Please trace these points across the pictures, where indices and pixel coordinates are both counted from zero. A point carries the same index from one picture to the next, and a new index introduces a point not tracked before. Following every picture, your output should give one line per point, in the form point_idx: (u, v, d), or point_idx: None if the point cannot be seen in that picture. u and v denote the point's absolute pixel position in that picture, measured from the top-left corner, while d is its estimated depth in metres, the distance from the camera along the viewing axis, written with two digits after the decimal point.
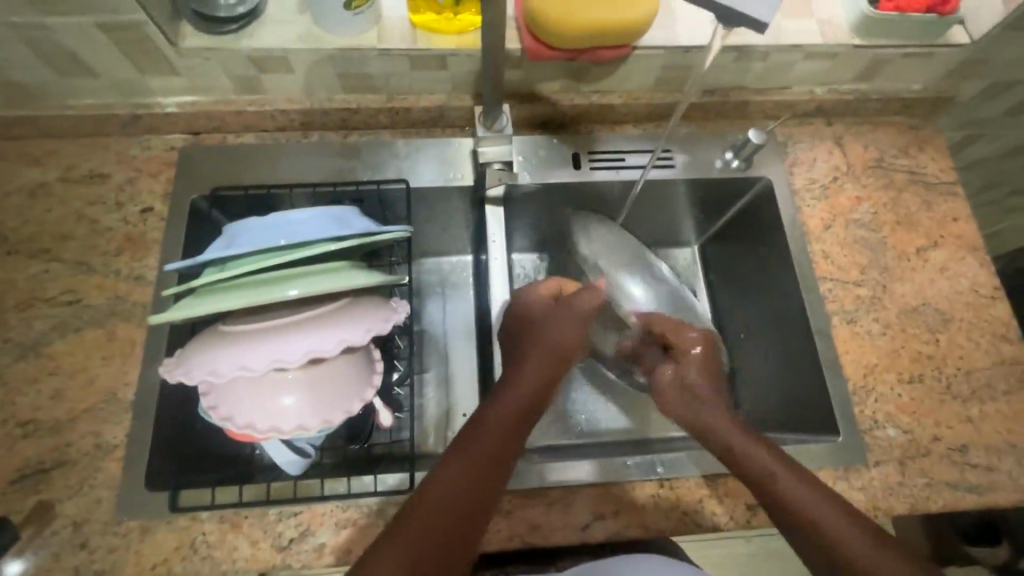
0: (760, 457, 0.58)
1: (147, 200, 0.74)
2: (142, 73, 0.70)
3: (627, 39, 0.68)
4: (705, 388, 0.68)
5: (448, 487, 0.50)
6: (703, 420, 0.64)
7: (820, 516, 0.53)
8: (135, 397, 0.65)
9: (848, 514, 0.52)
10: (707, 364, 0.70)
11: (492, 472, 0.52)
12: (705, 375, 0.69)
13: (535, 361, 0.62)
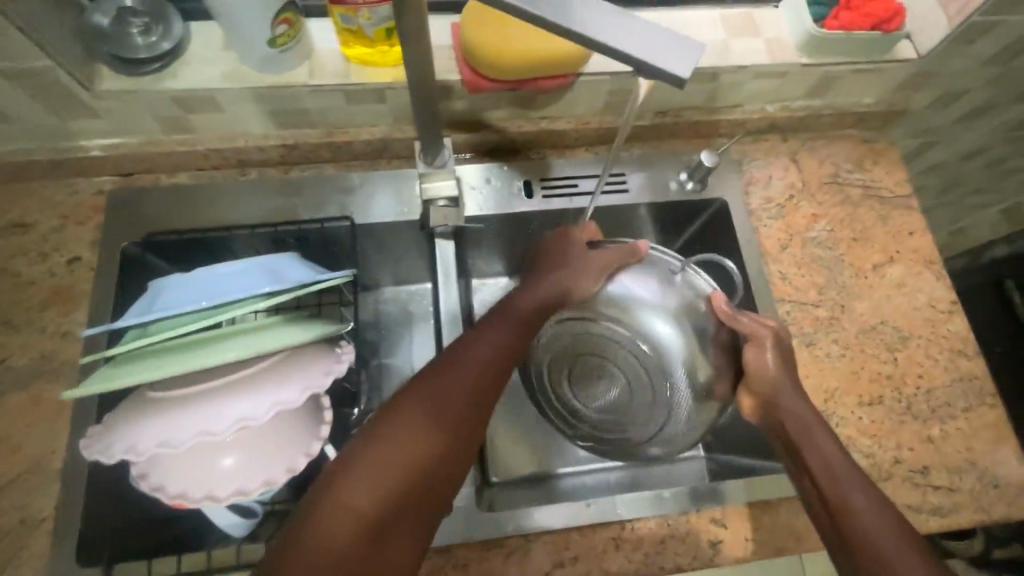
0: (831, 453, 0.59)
1: (74, 250, 0.70)
2: (59, 118, 0.65)
3: (570, 68, 0.66)
4: (785, 384, 0.63)
5: (417, 430, 0.52)
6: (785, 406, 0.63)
7: (887, 535, 0.53)
8: (65, 465, 0.61)
9: (914, 541, 0.53)
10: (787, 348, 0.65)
11: (465, 415, 0.54)
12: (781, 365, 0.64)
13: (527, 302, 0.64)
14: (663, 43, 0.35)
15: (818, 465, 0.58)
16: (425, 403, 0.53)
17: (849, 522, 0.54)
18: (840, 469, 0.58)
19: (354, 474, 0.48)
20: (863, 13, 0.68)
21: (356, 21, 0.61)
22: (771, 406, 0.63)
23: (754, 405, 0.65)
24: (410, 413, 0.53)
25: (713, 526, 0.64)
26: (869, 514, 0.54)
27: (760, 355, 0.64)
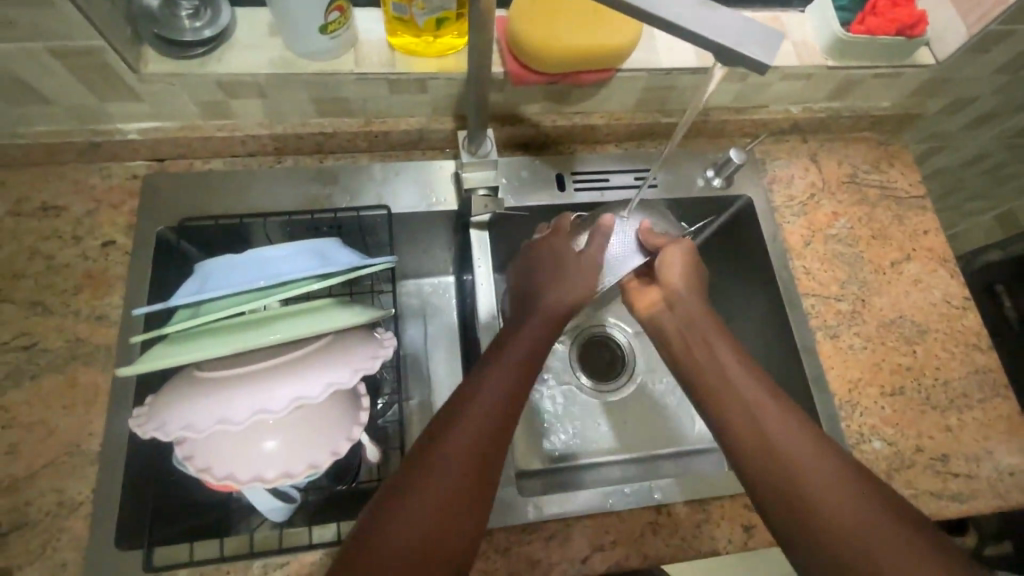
0: (730, 378, 0.59)
1: (108, 233, 0.69)
2: (100, 99, 0.65)
3: (611, 63, 0.67)
4: (679, 294, 0.68)
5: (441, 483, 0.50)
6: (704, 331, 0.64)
7: (807, 466, 0.51)
8: (102, 448, 0.60)
9: (824, 458, 0.52)
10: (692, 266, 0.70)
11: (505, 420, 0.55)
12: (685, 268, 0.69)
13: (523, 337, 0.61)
14: (745, 32, 0.37)
15: (724, 390, 0.58)
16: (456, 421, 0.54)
17: (759, 435, 0.54)
18: (749, 395, 0.57)
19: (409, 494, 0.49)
20: (889, 19, 0.71)
21: (409, 11, 0.62)
22: (665, 315, 0.69)
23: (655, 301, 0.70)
24: (429, 468, 0.51)
25: (746, 512, 0.66)
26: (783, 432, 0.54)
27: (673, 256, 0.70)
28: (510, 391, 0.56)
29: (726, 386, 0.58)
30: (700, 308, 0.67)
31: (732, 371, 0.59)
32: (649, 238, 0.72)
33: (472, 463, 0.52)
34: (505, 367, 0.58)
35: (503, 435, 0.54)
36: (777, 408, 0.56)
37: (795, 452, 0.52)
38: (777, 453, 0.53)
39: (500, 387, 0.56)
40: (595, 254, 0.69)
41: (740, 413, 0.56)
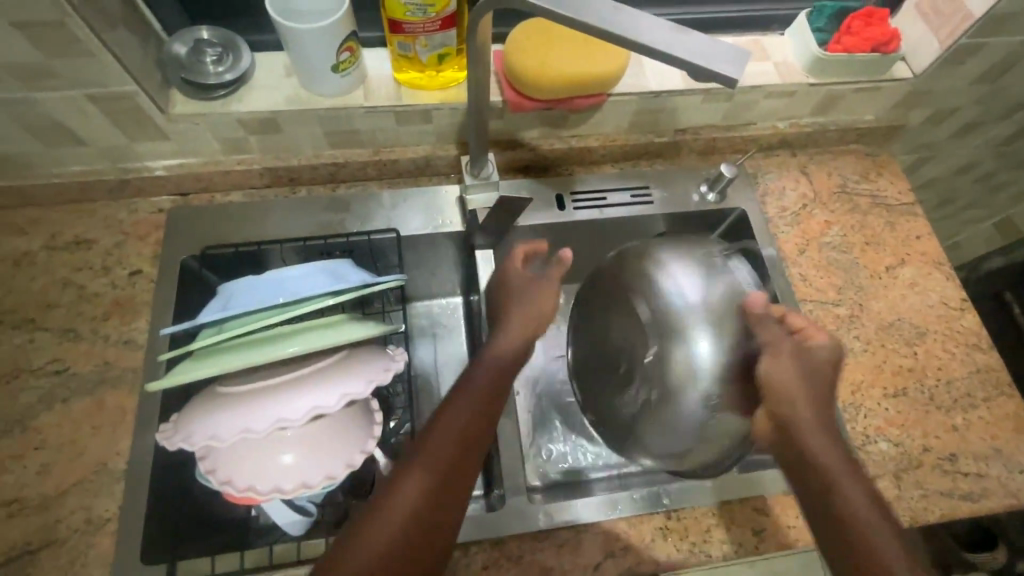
0: (840, 472, 0.55)
1: (135, 263, 0.74)
2: (131, 139, 0.70)
3: (601, 89, 0.72)
4: (805, 415, 0.57)
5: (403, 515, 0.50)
6: (802, 419, 0.57)
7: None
8: (127, 466, 0.63)
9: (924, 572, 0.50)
10: (806, 353, 0.59)
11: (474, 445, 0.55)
12: (801, 377, 0.58)
13: (478, 371, 0.60)
14: (716, 53, 0.41)
15: (831, 486, 0.54)
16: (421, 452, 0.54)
17: (861, 535, 0.52)
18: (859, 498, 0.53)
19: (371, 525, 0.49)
20: (863, 38, 0.75)
21: (413, 48, 0.66)
22: (778, 442, 0.58)
23: (772, 429, 0.58)
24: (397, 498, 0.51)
25: (755, 516, 0.66)
26: (852, 497, 0.53)
27: (776, 365, 0.57)
28: (472, 421, 0.56)
29: (805, 460, 0.56)
30: (806, 394, 0.58)
31: (841, 469, 0.55)
32: (757, 322, 0.59)
33: (429, 494, 0.51)
34: (463, 397, 0.58)
35: (465, 466, 0.54)
36: (888, 519, 0.52)
37: (866, 526, 0.52)
38: (846, 528, 0.52)
39: (461, 415, 0.56)
40: (664, 351, 0.59)
41: (850, 508, 0.53)
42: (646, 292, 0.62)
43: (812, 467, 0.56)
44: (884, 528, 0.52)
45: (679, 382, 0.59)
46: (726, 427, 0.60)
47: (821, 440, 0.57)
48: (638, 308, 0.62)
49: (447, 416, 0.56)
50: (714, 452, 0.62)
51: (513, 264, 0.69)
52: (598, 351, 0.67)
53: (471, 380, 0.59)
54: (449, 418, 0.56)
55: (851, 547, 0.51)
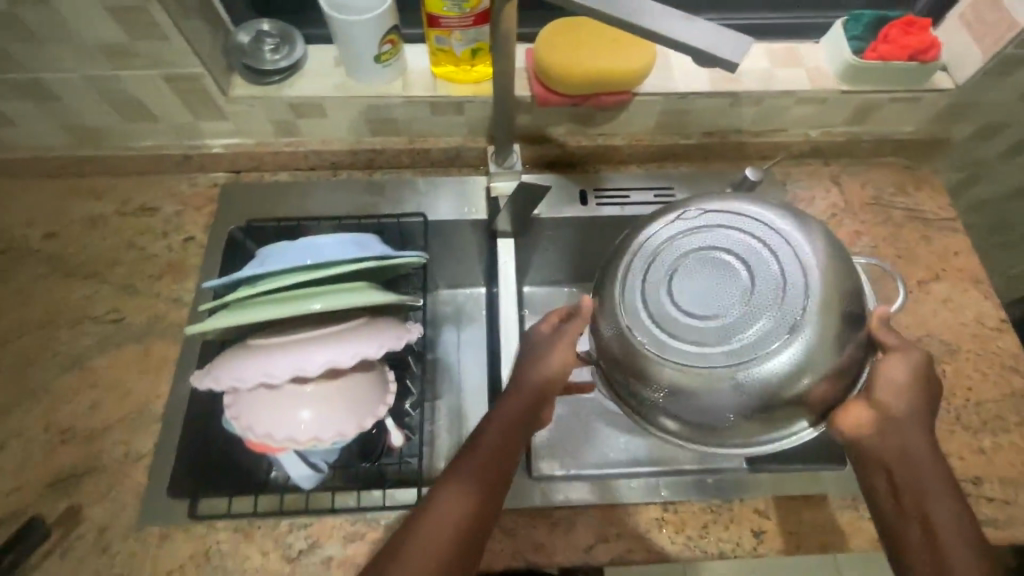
0: (937, 486, 0.52)
1: (190, 231, 0.81)
2: (196, 117, 0.78)
3: (626, 87, 0.74)
4: (906, 420, 0.54)
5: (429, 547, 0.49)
6: (906, 425, 0.54)
7: None
8: (165, 408, 0.69)
9: None
10: (928, 367, 0.56)
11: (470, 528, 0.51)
12: (910, 384, 0.54)
13: (514, 400, 0.59)
14: (718, 37, 0.43)
15: (926, 502, 0.51)
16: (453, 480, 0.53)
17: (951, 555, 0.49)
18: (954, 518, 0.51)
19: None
20: (900, 46, 0.75)
21: (449, 42, 0.71)
22: (873, 440, 0.53)
23: (867, 427, 0.54)
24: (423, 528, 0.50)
25: (756, 517, 0.65)
26: (944, 512, 0.51)
27: (895, 366, 0.54)
28: (503, 454, 0.56)
29: (908, 462, 0.53)
30: (914, 400, 0.54)
31: (939, 484, 0.52)
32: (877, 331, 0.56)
33: (459, 525, 0.51)
34: (495, 425, 0.57)
35: (493, 500, 0.53)
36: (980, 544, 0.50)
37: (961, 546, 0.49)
38: (938, 543, 0.50)
39: (493, 444, 0.56)
40: (761, 289, 0.53)
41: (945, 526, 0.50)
42: (755, 230, 0.56)
43: (908, 477, 0.53)
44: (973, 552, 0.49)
45: (766, 327, 0.52)
46: (783, 410, 0.52)
47: (924, 447, 0.54)
48: (742, 241, 0.56)
49: (481, 444, 0.56)
50: (756, 430, 0.54)
51: (541, 325, 0.65)
52: (665, 265, 0.56)
53: (505, 409, 0.58)
54: (483, 448, 0.55)
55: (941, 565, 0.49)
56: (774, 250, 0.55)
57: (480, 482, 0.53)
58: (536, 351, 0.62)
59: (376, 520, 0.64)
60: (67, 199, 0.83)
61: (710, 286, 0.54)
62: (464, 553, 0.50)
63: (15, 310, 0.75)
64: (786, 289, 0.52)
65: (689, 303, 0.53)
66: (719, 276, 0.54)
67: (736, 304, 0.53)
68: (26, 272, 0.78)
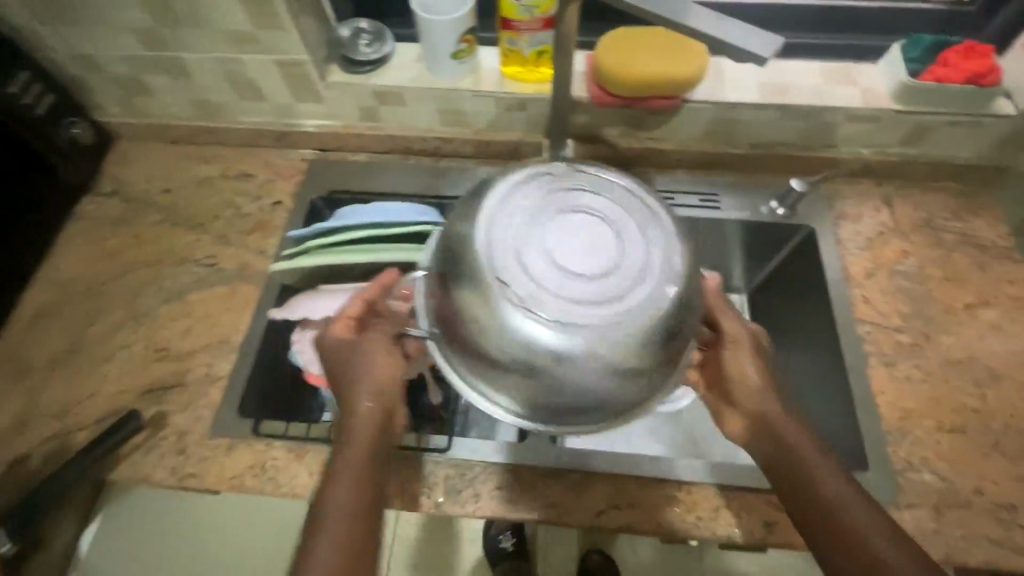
0: (818, 473, 0.56)
1: (278, 197, 0.93)
2: (295, 99, 0.89)
3: (677, 93, 0.80)
4: (770, 409, 0.60)
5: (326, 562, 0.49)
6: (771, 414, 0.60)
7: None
8: (242, 341, 0.80)
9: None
10: (758, 345, 0.64)
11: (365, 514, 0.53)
12: (762, 371, 0.62)
13: (356, 402, 0.58)
14: (755, 35, 0.48)
15: (822, 489, 0.55)
16: (334, 493, 0.53)
17: (855, 543, 0.51)
18: (849, 499, 0.54)
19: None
20: (959, 69, 0.76)
21: (519, 44, 0.79)
22: (754, 437, 0.61)
23: (742, 424, 0.62)
24: (324, 543, 0.50)
25: (768, 508, 0.67)
26: (834, 486, 0.55)
27: (738, 357, 0.62)
28: (369, 458, 0.56)
29: (784, 446, 0.58)
30: (765, 377, 0.62)
31: (824, 467, 0.56)
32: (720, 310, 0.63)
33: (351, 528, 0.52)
34: (360, 423, 0.58)
35: (369, 502, 0.54)
36: (888, 528, 0.52)
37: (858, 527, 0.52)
38: (841, 530, 0.52)
39: (359, 447, 0.56)
40: (607, 245, 0.48)
41: (840, 510, 0.53)
42: (592, 179, 0.51)
43: (792, 464, 0.57)
44: (874, 530, 0.52)
45: (586, 287, 0.46)
46: (647, 376, 0.49)
47: (797, 434, 0.59)
48: (505, 202, 0.49)
49: (348, 450, 0.56)
50: (625, 398, 0.49)
51: (333, 327, 0.63)
52: (512, 226, 0.48)
53: (358, 413, 0.58)
54: (352, 454, 0.56)
55: (856, 548, 0.51)
56: (594, 196, 0.50)
57: (358, 487, 0.54)
58: (354, 359, 0.61)
59: (409, 460, 0.71)
60: (183, 161, 0.97)
61: (564, 238, 0.47)
62: (369, 546, 0.52)
63: (132, 249, 0.89)
64: (610, 246, 0.47)
65: (544, 259, 0.47)
66: (574, 229, 0.48)
67: (583, 259, 0.47)
68: (144, 218, 0.92)
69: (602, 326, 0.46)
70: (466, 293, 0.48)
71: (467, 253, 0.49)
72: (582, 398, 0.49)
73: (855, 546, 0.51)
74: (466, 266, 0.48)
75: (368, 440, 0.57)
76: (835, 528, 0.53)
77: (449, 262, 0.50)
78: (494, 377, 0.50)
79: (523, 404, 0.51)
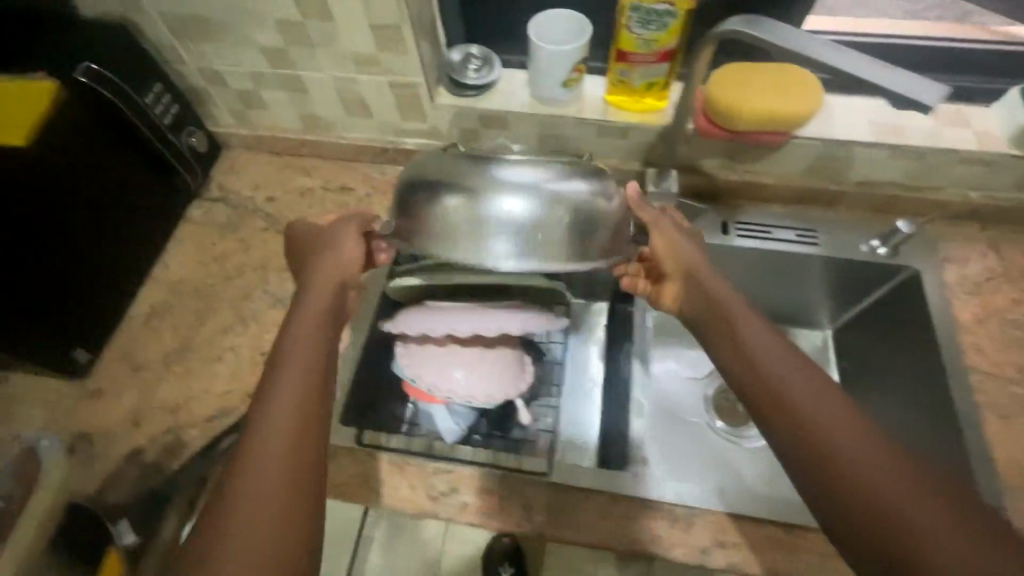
0: (784, 373, 0.53)
1: (376, 211, 0.97)
2: (401, 118, 0.92)
3: (786, 128, 0.79)
4: (716, 295, 0.63)
5: (262, 461, 0.50)
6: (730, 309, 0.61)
7: (884, 481, 0.45)
8: (344, 351, 0.83)
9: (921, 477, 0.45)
10: (691, 239, 0.70)
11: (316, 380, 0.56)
12: (698, 257, 0.67)
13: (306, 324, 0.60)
14: (919, 84, 0.51)
15: (774, 381, 0.53)
16: (267, 399, 0.54)
17: (823, 447, 0.48)
18: (812, 400, 0.51)
19: (230, 478, 0.50)
20: None
21: (629, 74, 0.80)
22: (712, 330, 0.61)
23: (675, 289, 0.68)
24: (262, 446, 0.51)
25: None
26: (796, 383, 0.52)
27: (665, 236, 0.68)
28: (307, 367, 0.56)
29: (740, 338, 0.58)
30: (697, 255, 0.67)
31: (787, 368, 0.54)
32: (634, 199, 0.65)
33: (286, 435, 0.52)
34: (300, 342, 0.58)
35: (306, 410, 0.54)
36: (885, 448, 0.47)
37: (829, 432, 0.49)
38: (805, 426, 0.50)
39: (296, 358, 0.57)
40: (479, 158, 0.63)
41: (804, 411, 0.51)
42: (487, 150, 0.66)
43: (751, 362, 0.56)
44: (840, 430, 0.49)
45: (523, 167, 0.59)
46: (588, 228, 0.59)
47: (756, 329, 0.58)
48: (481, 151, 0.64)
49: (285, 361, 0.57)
50: (580, 243, 0.58)
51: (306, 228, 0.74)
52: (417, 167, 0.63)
53: (300, 334, 0.59)
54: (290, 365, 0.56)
55: (832, 454, 0.48)
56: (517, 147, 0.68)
57: (293, 396, 0.54)
58: (320, 259, 0.67)
59: (509, 481, 0.72)
60: (286, 172, 1.02)
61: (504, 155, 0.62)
62: (305, 453, 0.52)
63: (239, 254, 0.93)
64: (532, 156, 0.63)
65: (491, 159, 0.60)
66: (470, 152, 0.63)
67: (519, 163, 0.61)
68: (250, 225, 0.96)
69: (545, 190, 0.57)
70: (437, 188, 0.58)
71: (430, 165, 0.61)
72: (541, 241, 0.57)
73: (837, 460, 0.47)
74: (426, 175, 0.61)
75: (318, 316, 0.62)
76: (801, 431, 0.50)
77: (417, 176, 0.61)
78: (460, 233, 0.57)
79: (488, 251, 0.56)
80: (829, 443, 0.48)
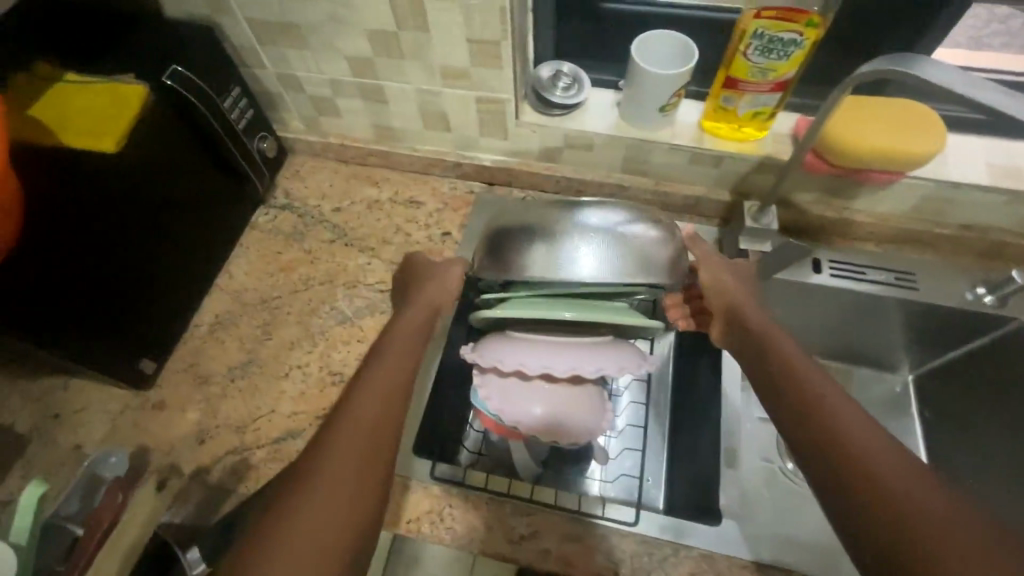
0: (818, 384, 0.55)
1: (447, 227, 0.93)
2: (481, 133, 0.89)
3: (901, 168, 0.75)
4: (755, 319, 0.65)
5: (338, 477, 0.50)
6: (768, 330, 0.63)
7: (897, 478, 0.46)
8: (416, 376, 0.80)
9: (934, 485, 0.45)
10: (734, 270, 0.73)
11: (406, 380, 0.59)
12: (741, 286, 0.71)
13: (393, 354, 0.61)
14: None
15: (804, 386, 0.55)
16: (351, 417, 0.54)
17: (842, 445, 0.49)
18: (840, 406, 0.52)
19: (307, 470, 0.50)
20: None
21: (735, 103, 0.76)
22: (748, 348, 0.64)
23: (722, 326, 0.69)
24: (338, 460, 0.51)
25: None
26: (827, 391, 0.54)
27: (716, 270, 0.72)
28: (391, 393, 0.57)
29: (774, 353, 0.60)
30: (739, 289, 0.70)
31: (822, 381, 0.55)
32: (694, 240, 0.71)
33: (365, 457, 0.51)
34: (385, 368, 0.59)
35: (387, 437, 0.54)
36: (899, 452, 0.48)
37: (849, 430, 0.50)
38: (829, 425, 0.51)
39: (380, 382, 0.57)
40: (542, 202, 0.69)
41: (827, 413, 0.52)
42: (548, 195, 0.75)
43: (788, 371, 0.57)
44: (862, 433, 0.50)
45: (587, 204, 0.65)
46: (652, 254, 0.63)
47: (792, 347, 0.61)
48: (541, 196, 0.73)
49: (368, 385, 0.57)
50: (647, 265, 0.63)
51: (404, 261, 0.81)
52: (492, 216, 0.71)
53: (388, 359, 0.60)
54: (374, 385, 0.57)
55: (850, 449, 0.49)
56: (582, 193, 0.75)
57: (375, 419, 0.54)
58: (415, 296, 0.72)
59: (593, 529, 0.69)
60: (353, 181, 0.99)
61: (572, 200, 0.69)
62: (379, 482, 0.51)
63: (306, 265, 0.90)
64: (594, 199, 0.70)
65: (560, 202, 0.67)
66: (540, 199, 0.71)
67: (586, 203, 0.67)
68: (316, 235, 0.93)
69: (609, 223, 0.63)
70: (518, 231, 0.65)
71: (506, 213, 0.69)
72: (612, 263, 0.62)
73: (848, 451, 0.49)
74: (503, 220, 0.68)
75: (410, 328, 0.66)
76: (823, 429, 0.51)
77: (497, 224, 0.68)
78: (538, 262, 0.63)
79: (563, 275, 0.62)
80: (844, 439, 0.50)
